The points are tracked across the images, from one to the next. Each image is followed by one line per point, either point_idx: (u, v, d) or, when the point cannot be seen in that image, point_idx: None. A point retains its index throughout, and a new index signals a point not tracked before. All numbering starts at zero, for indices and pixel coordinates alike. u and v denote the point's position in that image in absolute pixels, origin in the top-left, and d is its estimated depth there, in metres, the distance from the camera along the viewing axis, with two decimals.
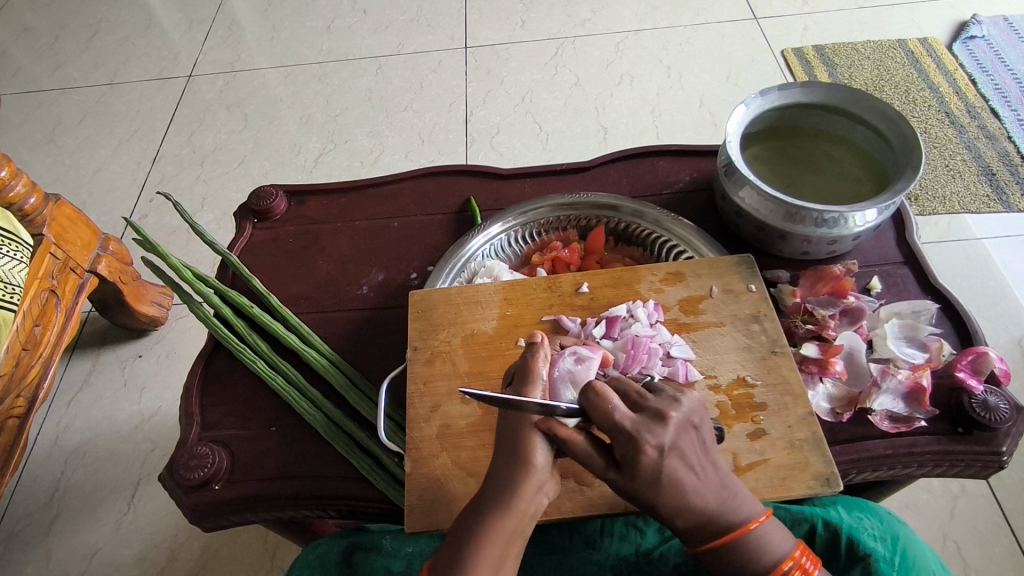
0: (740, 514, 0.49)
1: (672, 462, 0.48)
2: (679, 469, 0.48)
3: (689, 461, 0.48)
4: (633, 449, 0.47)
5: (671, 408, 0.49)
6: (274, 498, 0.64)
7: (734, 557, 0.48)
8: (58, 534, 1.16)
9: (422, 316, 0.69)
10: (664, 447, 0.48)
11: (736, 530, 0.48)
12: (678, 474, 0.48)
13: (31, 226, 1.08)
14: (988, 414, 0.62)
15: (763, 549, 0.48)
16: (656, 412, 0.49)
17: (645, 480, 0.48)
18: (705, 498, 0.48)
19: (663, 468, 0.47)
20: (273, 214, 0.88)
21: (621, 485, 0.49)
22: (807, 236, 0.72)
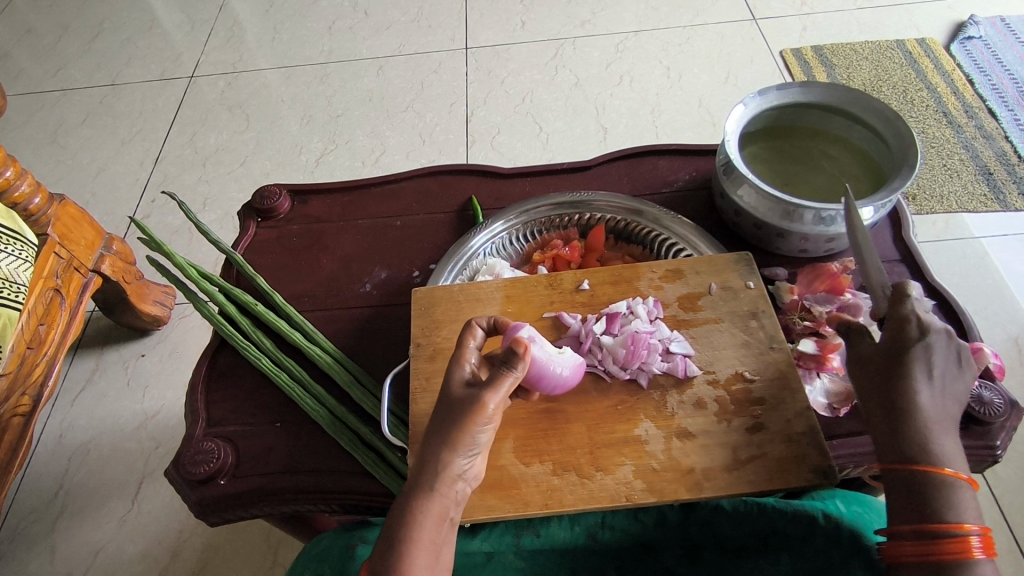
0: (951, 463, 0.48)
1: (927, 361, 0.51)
2: (928, 373, 0.51)
3: (933, 367, 0.51)
4: (900, 323, 0.53)
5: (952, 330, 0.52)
6: (280, 492, 0.65)
7: (922, 487, 0.48)
8: (62, 531, 1.17)
9: (424, 314, 0.69)
10: (934, 344, 0.51)
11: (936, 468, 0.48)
12: (922, 375, 0.51)
13: (36, 226, 1.09)
14: (982, 409, 0.63)
15: (951, 502, 0.47)
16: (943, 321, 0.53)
17: (890, 347, 0.52)
18: (930, 414, 0.50)
19: (912, 352, 0.51)
20: (277, 213, 0.89)
21: (866, 352, 0.54)
22: (804, 234, 0.73)
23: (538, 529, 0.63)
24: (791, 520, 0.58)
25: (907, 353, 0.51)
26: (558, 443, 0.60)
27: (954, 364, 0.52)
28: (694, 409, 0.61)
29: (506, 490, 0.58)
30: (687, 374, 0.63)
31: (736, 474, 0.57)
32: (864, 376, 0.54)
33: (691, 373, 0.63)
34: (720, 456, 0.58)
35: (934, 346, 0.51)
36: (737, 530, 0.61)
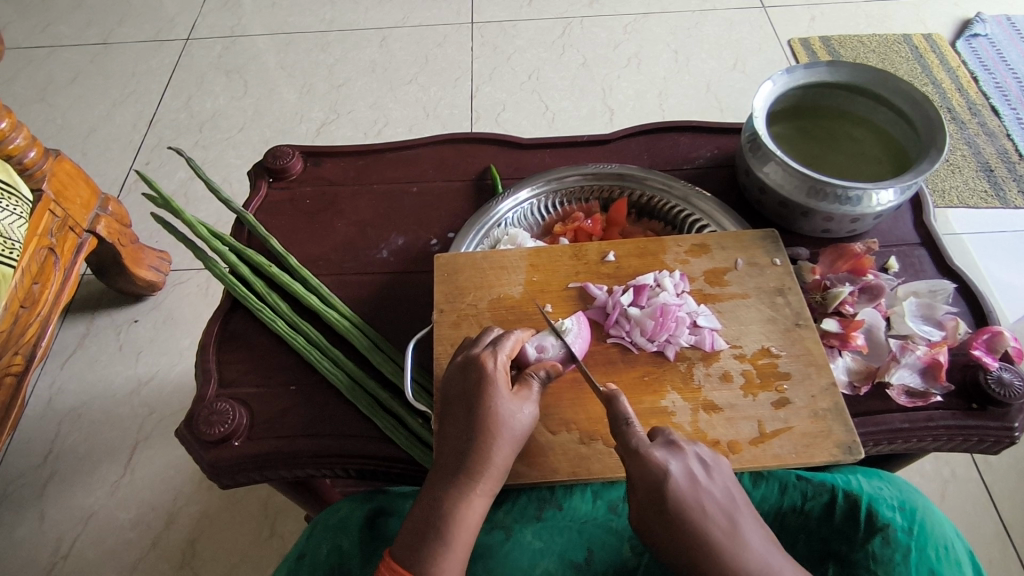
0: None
1: (684, 493, 0.49)
2: (693, 504, 0.49)
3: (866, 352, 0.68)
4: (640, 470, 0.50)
5: (670, 451, 0.51)
6: (296, 457, 0.64)
7: None
8: (51, 496, 1.14)
9: (447, 279, 0.68)
10: (687, 473, 0.50)
11: None
12: (693, 511, 0.48)
13: (31, 180, 1.05)
14: (1003, 391, 0.64)
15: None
16: (670, 441, 0.52)
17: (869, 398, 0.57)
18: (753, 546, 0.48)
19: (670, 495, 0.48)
20: (289, 173, 0.87)
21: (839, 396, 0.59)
22: (829, 214, 0.72)
23: (560, 503, 0.64)
24: (811, 500, 0.60)
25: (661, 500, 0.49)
26: (584, 412, 0.60)
27: (721, 476, 0.51)
28: (721, 381, 0.61)
29: (532, 456, 0.57)
30: (714, 348, 0.62)
31: (762, 446, 0.57)
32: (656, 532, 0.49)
33: (717, 347, 0.62)
34: (747, 430, 0.58)
35: (695, 474, 0.50)
36: (758, 508, 0.61)
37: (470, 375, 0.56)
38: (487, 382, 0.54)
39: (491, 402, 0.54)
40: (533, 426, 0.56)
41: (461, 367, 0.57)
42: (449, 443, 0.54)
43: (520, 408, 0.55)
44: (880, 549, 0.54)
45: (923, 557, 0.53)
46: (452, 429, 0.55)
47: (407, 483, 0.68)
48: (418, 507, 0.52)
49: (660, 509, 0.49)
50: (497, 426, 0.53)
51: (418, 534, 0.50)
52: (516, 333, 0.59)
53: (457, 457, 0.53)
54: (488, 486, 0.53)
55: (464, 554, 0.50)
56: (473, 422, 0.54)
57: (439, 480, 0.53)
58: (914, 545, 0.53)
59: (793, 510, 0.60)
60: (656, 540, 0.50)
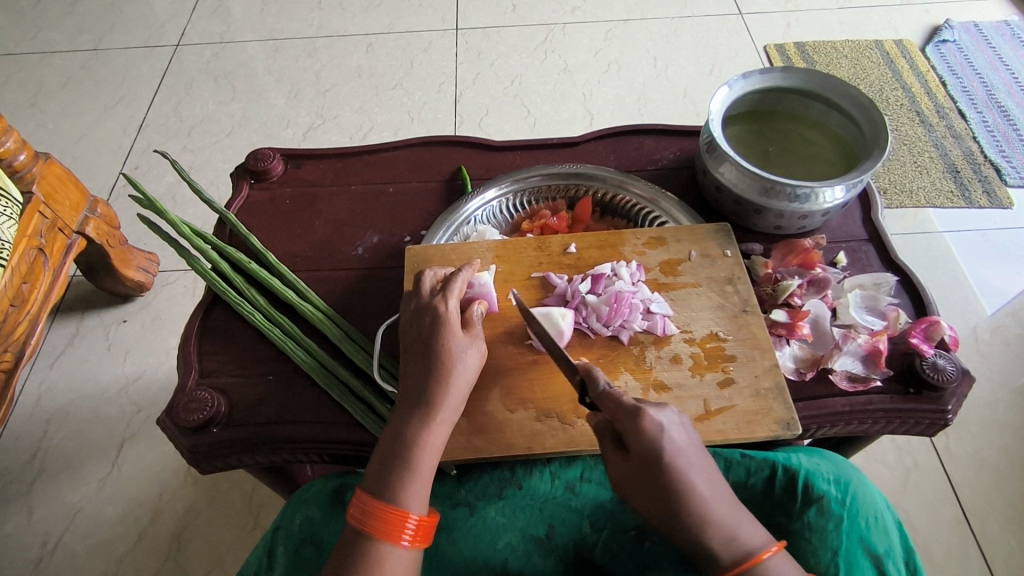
0: (746, 541, 0.50)
1: (677, 453, 0.51)
2: (684, 467, 0.51)
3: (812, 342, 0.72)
4: (640, 431, 0.52)
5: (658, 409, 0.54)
6: (271, 442, 0.68)
7: None
8: (39, 492, 1.17)
9: (418, 271, 0.72)
10: (677, 430, 0.53)
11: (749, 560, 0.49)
12: (688, 467, 0.52)
13: (21, 183, 1.08)
14: (937, 375, 0.68)
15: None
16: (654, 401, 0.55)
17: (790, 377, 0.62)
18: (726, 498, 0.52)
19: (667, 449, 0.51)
20: (270, 174, 0.90)
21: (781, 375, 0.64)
22: (780, 211, 0.77)
23: (521, 482, 0.68)
24: (754, 475, 0.63)
25: (659, 453, 0.51)
26: (541, 392, 0.64)
27: (693, 437, 0.54)
28: (671, 363, 0.65)
29: (492, 433, 0.62)
30: (665, 333, 0.66)
31: (707, 423, 0.61)
32: (653, 490, 0.52)
33: (668, 332, 0.66)
34: (693, 408, 0.62)
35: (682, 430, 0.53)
36: None
37: (424, 320, 0.62)
38: (439, 322, 0.60)
39: (443, 338, 0.60)
40: (482, 363, 0.62)
41: (416, 314, 0.63)
42: (409, 377, 0.60)
43: (470, 345, 0.61)
44: (815, 519, 0.58)
45: (853, 526, 0.57)
46: (412, 364, 0.60)
47: None
48: (384, 441, 0.57)
49: (655, 469, 0.51)
50: (452, 359, 0.59)
51: (383, 462, 0.55)
52: (460, 275, 0.65)
53: (417, 389, 0.58)
54: (446, 417, 0.58)
55: (428, 480, 0.56)
56: (429, 356, 0.59)
57: (402, 412, 0.58)
58: (846, 515, 0.57)
59: (739, 484, 0.64)
60: (650, 496, 0.52)
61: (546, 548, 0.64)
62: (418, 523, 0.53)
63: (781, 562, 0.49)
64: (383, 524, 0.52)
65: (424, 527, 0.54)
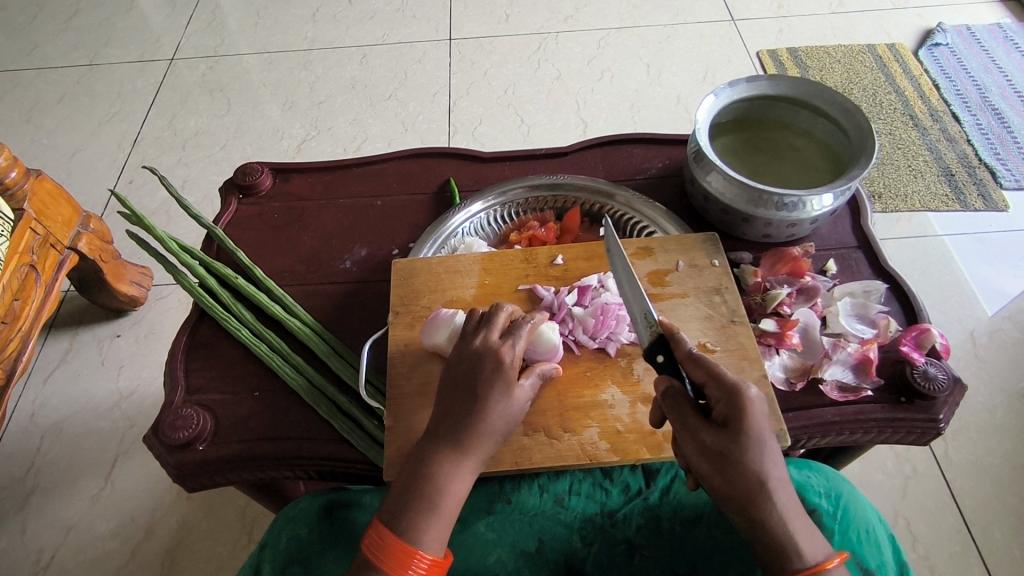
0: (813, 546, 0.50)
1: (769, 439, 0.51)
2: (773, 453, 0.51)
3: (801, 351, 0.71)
4: (738, 407, 0.50)
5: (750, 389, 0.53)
6: (257, 459, 0.67)
7: None
8: (32, 509, 1.17)
9: (404, 284, 0.72)
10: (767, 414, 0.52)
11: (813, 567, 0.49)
12: (773, 454, 0.51)
13: (12, 200, 1.08)
14: (928, 384, 0.67)
15: None
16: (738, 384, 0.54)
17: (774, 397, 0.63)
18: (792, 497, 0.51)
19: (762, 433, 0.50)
20: (258, 189, 0.90)
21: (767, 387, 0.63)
22: (768, 219, 0.76)
23: (509, 497, 0.67)
24: None
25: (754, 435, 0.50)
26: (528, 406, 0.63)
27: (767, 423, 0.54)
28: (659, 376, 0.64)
29: None
30: None
31: None
32: (732, 469, 0.50)
33: None
34: None
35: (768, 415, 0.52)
36: None
37: (484, 363, 0.59)
38: (501, 371, 0.59)
39: (501, 385, 0.58)
40: (528, 411, 0.61)
41: (476, 354, 0.60)
42: (455, 412, 0.57)
43: (524, 396, 0.59)
44: None
45: (846, 539, 0.57)
46: (463, 401, 0.58)
47: (366, 482, 0.71)
48: (407, 474, 0.56)
49: (750, 451, 0.50)
50: (501, 408, 0.58)
51: (405, 500, 0.54)
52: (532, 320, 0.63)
53: (455, 426, 0.57)
54: (478, 458, 0.57)
55: (449, 522, 0.55)
56: (480, 399, 0.57)
57: (433, 447, 0.56)
58: (838, 529, 0.57)
59: None
60: (730, 478, 0.50)
61: (536, 565, 0.63)
62: (429, 565, 0.52)
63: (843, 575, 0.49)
64: (395, 561, 0.52)
65: (435, 569, 0.53)
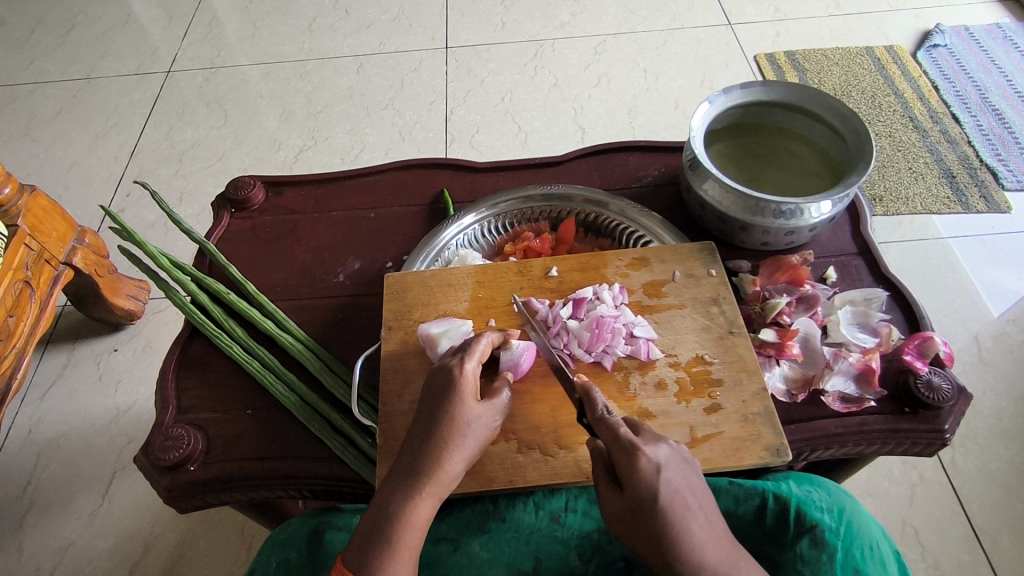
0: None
1: (674, 495, 0.49)
2: (682, 508, 0.49)
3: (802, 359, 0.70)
4: (628, 468, 0.50)
5: (654, 446, 0.52)
6: (249, 479, 0.66)
7: None
8: (30, 527, 1.15)
9: (396, 298, 0.71)
10: (672, 471, 0.51)
11: None
12: (682, 512, 0.49)
13: (6, 217, 1.07)
14: (932, 394, 0.66)
15: None
16: (654, 436, 0.53)
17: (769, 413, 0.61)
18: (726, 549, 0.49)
19: (656, 493, 0.49)
20: (251, 203, 0.89)
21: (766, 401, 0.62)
22: (766, 227, 0.75)
23: (504, 515, 0.65)
24: (743, 504, 0.61)
25: (648, 496, 0.49)
26: (523, 422, 0.62)
27: (692, 476, 0.52)
28: (656, 390, 0.63)
29: (472, 467, 0.60)
30: (650, 357, 0.65)
31: (692, 451, 0.60)
32: (636, 529, 0.50)
33: (653, 356, 0.65)
34: (680, 435, 0.60)
35: (677, 470, 0.51)
36: None
37: (437, 381, 0.58)
38: (455, 390, 0.57)
39: (455, 406, 0.56)
40: (496, 429, 0.60)
41: (433, 373, 0.59)
42: (407, 449, 0.56)
43: (484, 415, 0.58)
44: (807, 550, 0.56)
45: (849, 557, 0.54)
46: (415, 434, 0.57)
47: (361, 501, 0.70)
48: (368, 514, 0.53)
49: (648, 510, 0.49)
50: (459, 432, 0.56)
51: (365, 539, 0.51)
52: (486, 338, 0.61)
53: (413, 457, 0.55)
54: (437, 491, 0.54)
55: (412, 556, 0.51)
56: (431, 429, 0.56)
57: (391, 484, 0.54)
58: (841, 545, 0.55)
59: (726, 514, 0.61)
60: (637, 538, 0.50)
61: None
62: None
63: None
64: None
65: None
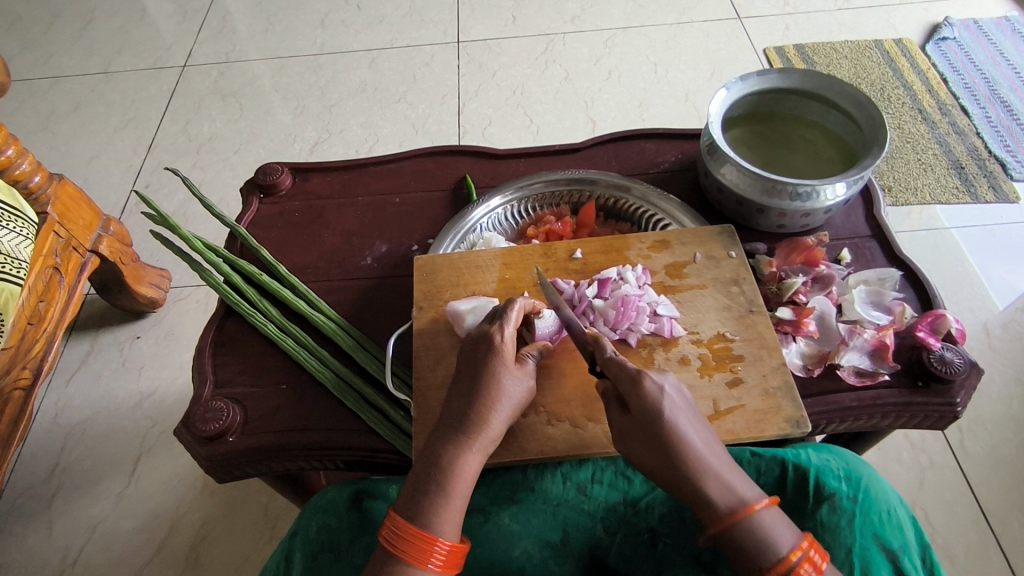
0: (745, 491, 0.53)
1: (673, 416, 0.54)
2: (682, 425, 0.54)
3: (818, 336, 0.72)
4: (632, 394, 0.55)
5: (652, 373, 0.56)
6: (286, 449, 0.69)
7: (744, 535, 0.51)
8: (59, 506, 1.19)
9: (426, 279, 0.74)
10: (676, 396, 0.55)
11: (743, 510, 0.51)
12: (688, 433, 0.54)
13: (36, 204, 1.10)
14: (945, 368, 0.68)
15: (767, 537, 0.50)
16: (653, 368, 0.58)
17: (787, 386, 0.64)
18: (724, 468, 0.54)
19: (660, 412, 0.54)
20: (279, 189, 0.92)
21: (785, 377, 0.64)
22: (782, 210, 0.77)
23: (533, 485, 0.68)
24: (764, 474, 0.63)
25: (651, 416, 0.54)
26: (552, 397, 0.65)
27: (690, 402, 0.57)
28: (679, 365, 0.65)
29: (505, 438, 0.63)
30: (673, 334, 0.67)
31: (715, 423, 0.62)
32: (641, 446, 0.55)
33: (676, 334, 0.67)
34: (703, 408, 0.63)
35: (679, 396, 0.55)
36: None
37: (478, 348, 0.61)
38: (495, 355, 0.60)
39: (495, 370, 0.59)
40: (530, 391, 0.62)
41: (473, 339, 0.62)
42: (451, 406, 0.59)
43: (519, 380, 0.61)
44: (828, 517, 0.58)
45: (867, 522, 0.57)
46: (456, 393, 0.60)
47: (392, 472, 0.73)
48: (417, 467, 0.57)
49: (653, 424, 0.54)
50: (500, 395, 0.59)
51: (419, 489, 0.55)
52: (518, 305, 0.63)
53: (458, 417, 0.58)
54: (484, 446, 0.58)
55: (462, 506, 0.55)
56: (475, 391, 0.59)
57: (440, 436, 0.58)
58: (858, 511, 0.58)
59: None
60: (644, 460, 0.55)
61: (563, 553, 0.64)
62: (449, 550, 0.52)
63: (773, 515, 0.52)
64: (416, 548, 0.51)
65: (455, 554, 0.53)
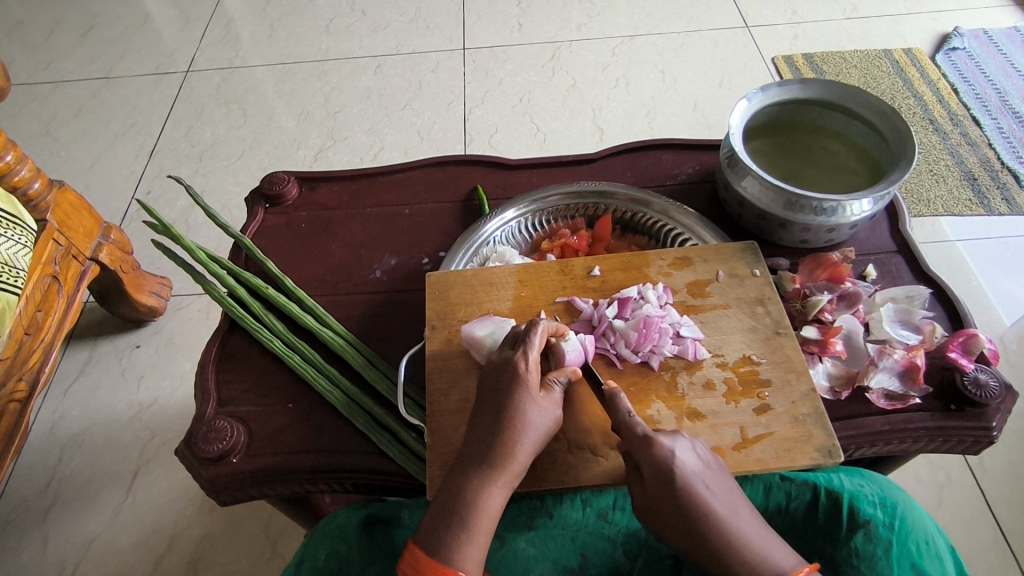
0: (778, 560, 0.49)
1: (690, 476, 0.52)
2: (700, 488, 0.52)
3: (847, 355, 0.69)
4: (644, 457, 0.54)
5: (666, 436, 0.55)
6: (291, 472, 0.66)
7: None
8: (54, 521, 1.15)
9: (438, 297, 0.71)
10: (691, 459, 0.54)
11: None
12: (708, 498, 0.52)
13: (35, 211, 1.07)
14: (980, 391, 0.65)
15: None
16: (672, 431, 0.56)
17: (817, 411, 0.61)
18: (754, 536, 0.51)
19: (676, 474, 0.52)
20: (285, 199, 0.90)
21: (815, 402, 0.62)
22: (806, 225, 0.75)
23: (551, 511, 0.65)
24: (794, 500, 0.61)
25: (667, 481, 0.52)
26: (572, 423, 0.62)
27: (715, 467, 0.55)
28: (704, 390, 0.63)
29: None
30: (697, 357, 0.65)
31: (745, 452, 0.59)
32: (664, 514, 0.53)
33: (700, 356, 0.65)
34: (730, 436, 0.60)
35: (698, 459, 0.54)
36: None
37: (502, 377, 0.58)
38: (520, 384, 0.57)
39: (521, 401, 0.57)
40: (557, 421, 0.59)
41: (497, 366, 0.60)
42: (474, 437, 0.57)
43: (547, 410, 0.58)
44: (863, 545, 0.55)
45: (904, 551, 0.54)
46: (479, 424, 0.57)
47: (403, 495, 0.70)
48: (438, 499, 0.54)
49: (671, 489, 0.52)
50: (527, 426, 0.56)
51: (440, 522, 0.52)
52: (540, 328, 0.61)
53: (483, 447, 0.56)
54: (510, 480, 0.55)
55: (485, 542, 0.52)
56: (499, 420, 0.56)
57: (462, 469, 0.55)
58: (895, 539, 0.55)
59: (778, 510, 0.61)
60: (668, 530, 0.53)
61: None
62: None
63: None
64: None
65: None
